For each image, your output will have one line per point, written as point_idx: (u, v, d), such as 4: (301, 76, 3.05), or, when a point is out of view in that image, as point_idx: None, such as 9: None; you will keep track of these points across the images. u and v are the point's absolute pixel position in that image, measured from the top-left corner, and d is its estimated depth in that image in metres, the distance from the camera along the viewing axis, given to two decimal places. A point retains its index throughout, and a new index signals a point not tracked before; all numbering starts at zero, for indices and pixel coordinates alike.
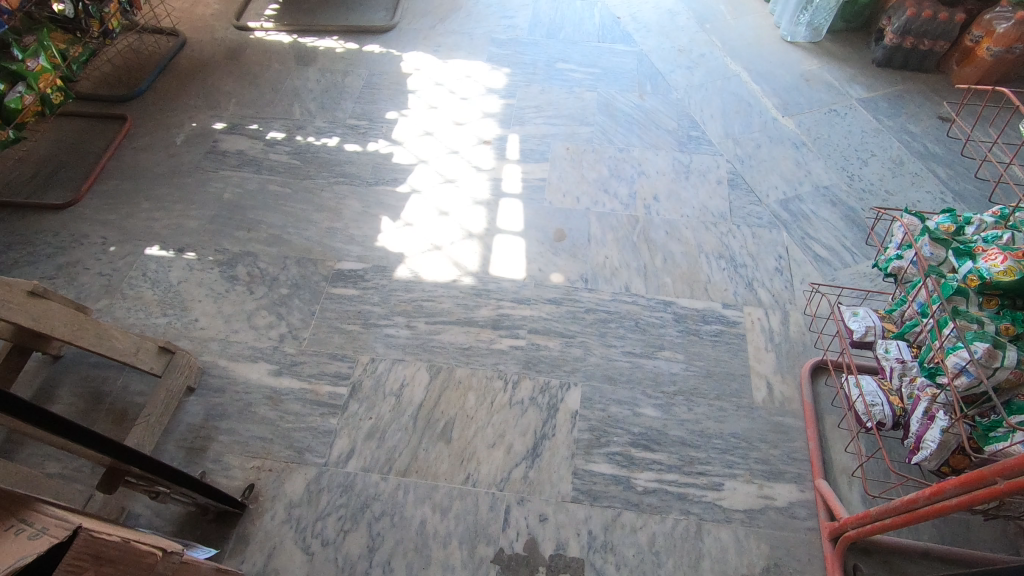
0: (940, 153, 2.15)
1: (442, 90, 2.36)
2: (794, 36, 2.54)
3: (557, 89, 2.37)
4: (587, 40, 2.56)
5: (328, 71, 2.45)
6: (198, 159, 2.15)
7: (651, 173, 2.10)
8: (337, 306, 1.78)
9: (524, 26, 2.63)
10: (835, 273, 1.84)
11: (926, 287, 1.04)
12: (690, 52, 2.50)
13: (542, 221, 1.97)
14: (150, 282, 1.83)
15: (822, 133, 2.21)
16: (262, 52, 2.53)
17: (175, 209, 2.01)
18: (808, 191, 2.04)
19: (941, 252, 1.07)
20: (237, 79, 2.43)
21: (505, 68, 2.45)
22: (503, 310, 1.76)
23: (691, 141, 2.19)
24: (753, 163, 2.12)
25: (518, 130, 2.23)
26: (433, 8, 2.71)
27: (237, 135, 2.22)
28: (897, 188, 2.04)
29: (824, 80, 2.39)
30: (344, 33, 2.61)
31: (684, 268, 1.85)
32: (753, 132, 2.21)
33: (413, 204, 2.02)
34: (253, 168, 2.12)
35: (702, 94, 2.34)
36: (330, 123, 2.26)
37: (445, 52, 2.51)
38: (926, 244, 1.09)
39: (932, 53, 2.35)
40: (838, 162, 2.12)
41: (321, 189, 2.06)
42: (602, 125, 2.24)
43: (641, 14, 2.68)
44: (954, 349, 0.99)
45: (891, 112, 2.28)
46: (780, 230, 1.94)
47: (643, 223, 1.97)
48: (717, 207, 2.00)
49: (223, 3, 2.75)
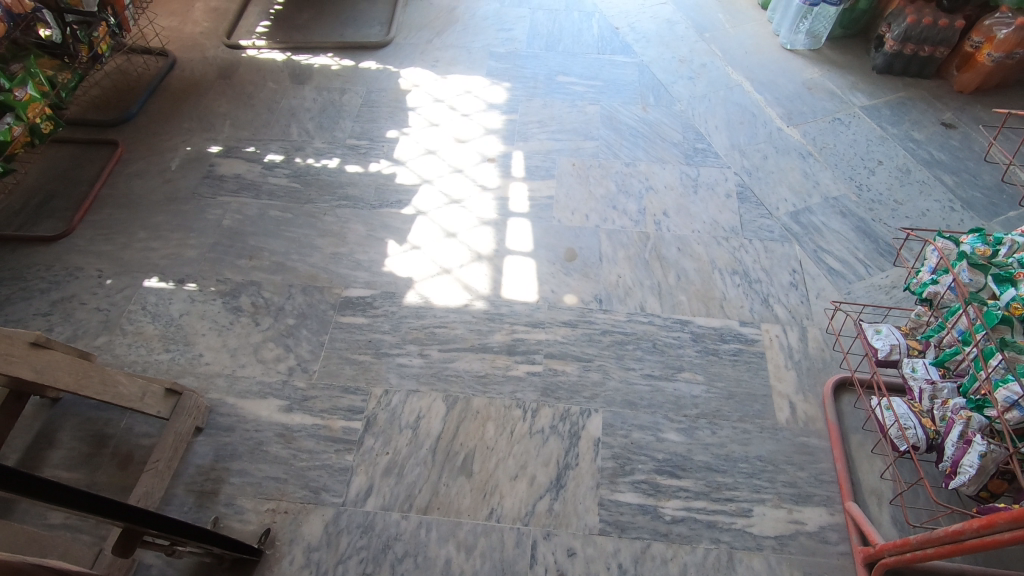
0: (946, 160, 2.14)
1: (443, 106, 2.32)
2: (793, 44, 2.53)
3: (559, 103, 2.34)
4: (586, 51, 2.53)
5: (325, 90, 2.39)
6: (195, 185, 2.09)
7: (660, 188, 2.07)
8: (347, 336, 1.73)
9: (522, 38, 2.59)
10: (850, 286, 1.83)
11: (967, 314, 1.04)
12: (691, 62, 2.48)
13: (552, 241, 1.93)
14: (150, 316, 1.77)
15: (828, 143, 2.20)
16: (255, 71, 2.47)
17: (173, 238, 1.95)
18: (818, 202, 2.02)
19: (981, 278, 1.10)
20: (231, 100, 2.36)
21: (505, 82, 2.41)
22: (518, 335, 1.72)
23: (697, 154, 2.17)
24: (761, 175, 2.10)
25: (522, 146, 2.19)
26: (428, 22, 2.67)
27: (234, 159, 2.16)
28: (905, 197, 2.04)
29: (826, 89, 2.38)
30: (339, 49, 2.55)
31: (698, 285, 1.83)
32: (759, 143, 2.20)
33: (419, 226, 1.97)
34: (252, 193, 2.06)
35: (706, 105, 2.32)
36: (329, 144, 2.21)
37: (443, 67, 2.47)
38: (965, 270, 1.12)
39: (931, 59, 2.35)
40: (845, 172, 2.11)
41: (323, 213, 2.01)
42: (607, 139, 2.22)
43: (639, 24, 2.65)
44: (1003, 381, 1.02)
45: (894, 119, 2.27)
46: (792, 244, 1.92)
47: (654, 239, 1.94)
48: (728, 221, 1.98)
49: (212, 20, 2.68)
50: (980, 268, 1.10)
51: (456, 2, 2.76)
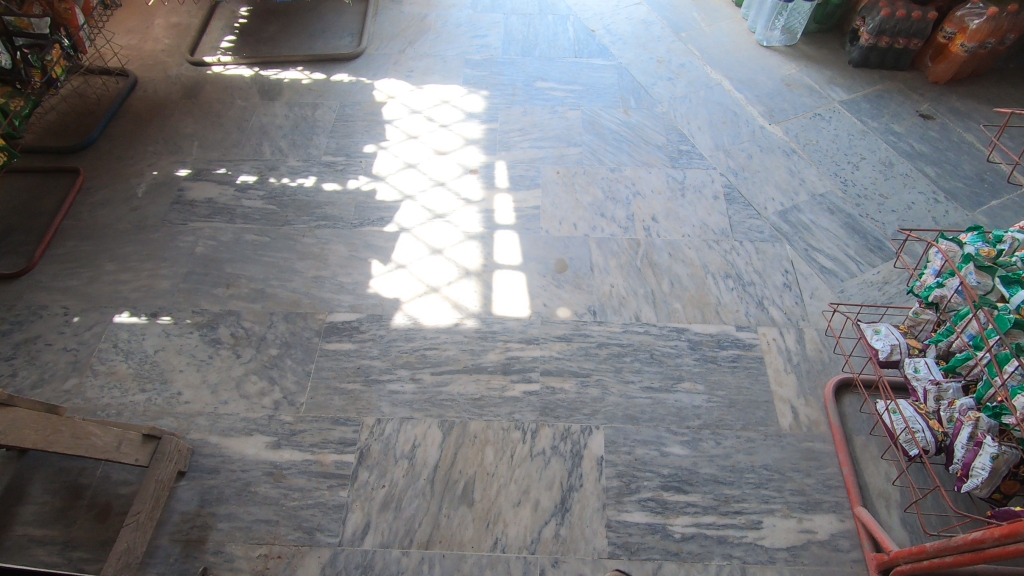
0: (927, 152, 2.15)
1: (420, 118, 2.25)
2: (769, 41, 2.53)
3: (539, 109, 2.29)
4: (563, 56, 2.49)
5: (296, 105, 2.31)
6: (164, 211, 1.99)
7: (647, 193, 2.03)
8: (334, 364, 1.65)
9: (497, 44, 2.54)
10: (843, 284, 1.81)
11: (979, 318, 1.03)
12: (669, 63, 2.46)
13: (542, 253, 1.88)
14: (123, 354, 1.67)
15: (810, 139, 2.19)
16: (222, 88, 2.37)
17: (143, 269, 1.85)
18: (805, 200, 2.01)
19: (988, 281, 1.09)
20: (198, 120, 2.26)
21: (483, 90, 2.35)
22: (512, 353, 1.67)
23: (682, 156, 2.14)
24: (748, 175, 2.08)
25: (504, 155, 2.14)
26: (400, 31, 2.60)
27: (204, 182, 2.07)
28: (890, 191, 2.03)
29: (805, 84, 2.38)
30: (309, 63, 2.47)
31: (692, 291, 1.80)
32: (742, 142, 2.18)
33: (404, 244, 1.90)
34: (226, 218, 1.97)
35: (687, 106, 2.30)
36: (304, 162, 2.13)
37: (418, 77, 2.41)
38: (971, 272, 1.10)
39: (906, 51, 2.36)
40: (830, 168, 2.10)
41: (302, 235, 1.93)
42: (590, 144, 2.18)
43: (614, 25, 2.62)
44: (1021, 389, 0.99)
45: (873, 112, 2.28)
46: (783, 243, 1.90)
47: (645, 246, 1.90)
48: (717, 224, 1.95)
49: (173, 37, 2.57)
50: (986, 271, 1.08)
51: (427, 10, 2.70)
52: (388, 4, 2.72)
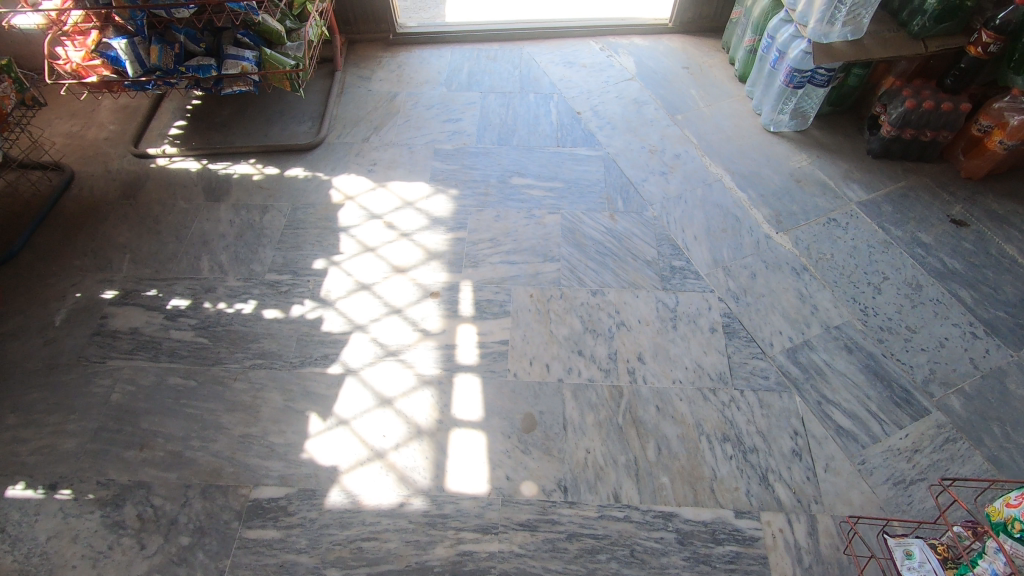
0: (962, 270, 1.85)
1: (378, 225, 2.00)
2: (777, 125, 2.24)
3: (514, 213, 2.02)
4: (544, 145, 2.23)
5: (244, 208, 2.07)
6: (81, 345, 1.75)
7: (632, 323, 1.76)
8: (253, 560, 1.39)
9: (471, 130, 2.29)
10: (863, 452, 1.52)
11: None
12: (663, 153, 2.19)
13: (507, 404, 1.61)
14: (9, 543, 1.42)
15: (824, 252, 1.91)
16: (165, 186, 2.14)
17: (49, 423, 1.61)
18: (817, 334, 1.72)
19: None
20: (133, 226, 2.03)
21: (452, 188, 2.10)
22: (465, 548, 1.39)
23: (674, 275, 1.86)
24: (750, 301, 1.80)
25: (471, 274, 1.88)
26: (366, 114, 2.35)
27: (131, 307, 1.83)
28: (919, 322, 1.74)
29: (817, 180, 2.09)
30: (263, 154, 2.23)
31: (683, 460, 1.52)
32: (744, 256, 1.90)
33: (348, 391, 1.64)
34: (149, 354, 1.73)
35: (682, 209, 2.02)
36: (244, 281, 1.88)
37: (381, 171, 2.16)
38: None
39: (934, 143, 2.06)
40: (847, 291, 1.81)
41: (234, 378, 1.68)
42: (570, 259, 1.91)
43: (602, 106, 2.35)
44: None
45: (897, 217, 1.99)
46: (792, 394, 1.62)
47: (628, 395, 1.63)
48: (714, 366, 1.67)
49: (119, 121, 2.35)
50: None
51: (398, 88, 2.45)
52: (356, 80, 2.49)
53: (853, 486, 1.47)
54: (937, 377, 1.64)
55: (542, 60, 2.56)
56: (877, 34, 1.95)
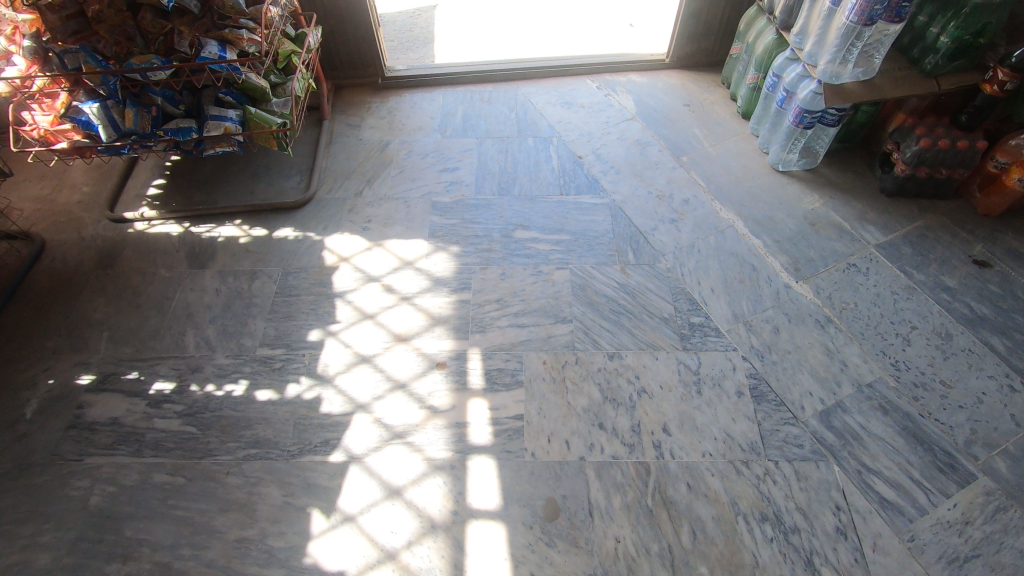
0: (992, 316, 1.77)
1: (375, 289, 1.88)
2: (787, 164, 2.17)
3: (520, 270, 1.92)
4: (546, 193, 2.13)
5: (231, 274, 1.94)
6: (56, 440, 1.60)
7: (654, 389, 1.65)
8: None
9: (469, 179, 2.18)
10: (911, 527, 1.42)
11: None
12: (671, 198, 2.10)
13: (527, 489, 1.49)
14: None
15: (847, 301, 1.82)
16: (144, 252, 2.00)
17: (20, 536, 1.45)
18: (849, 394, 1.63)
19: None
20: (111, 300, 1.88)
21: (452, 245, 1.99)
22: None
23: (694, 333, 1.76)
24: (776, 359, 1.70)
25: (479, 340, 1.76)
26: (357, 165, 2.24)
27: (110, 394, 1.68)
28: (953, 375, 1.65)
29: (832, 223, 2.01)
30: (249, 213, 2.10)
31: (721, 546, 1.40)
32: (765, 308, 1.81)
33: (353, 482, 1.51)
34: (131, 448, 1.58)
35: (696, 259, 1.93)
36: (234, 358, 1.74)
37: (377, 229, 2.04)
38: None
39: (949, 180, 2.00)
40: (875, 344, 1.72)
41: (226, 473, 1.53)
42: (583, 319, 1.80)
43: (604, 149, 2.27)
44: None
45: (918, 260, 1.91)
46: (829, 463, 1.52)
47: (656, 472, 1.51)
48: (745, 435, 1.57)
49: (93, 182, 2.20)
50: None
51: (389, 135, 2.35)
52: (345, 129, 2.38)
53: (905, 567, 1.36)
54: (979, 437, 1.55)
55: (538, 101, 2.47)
56: (889, 73, 1.88)
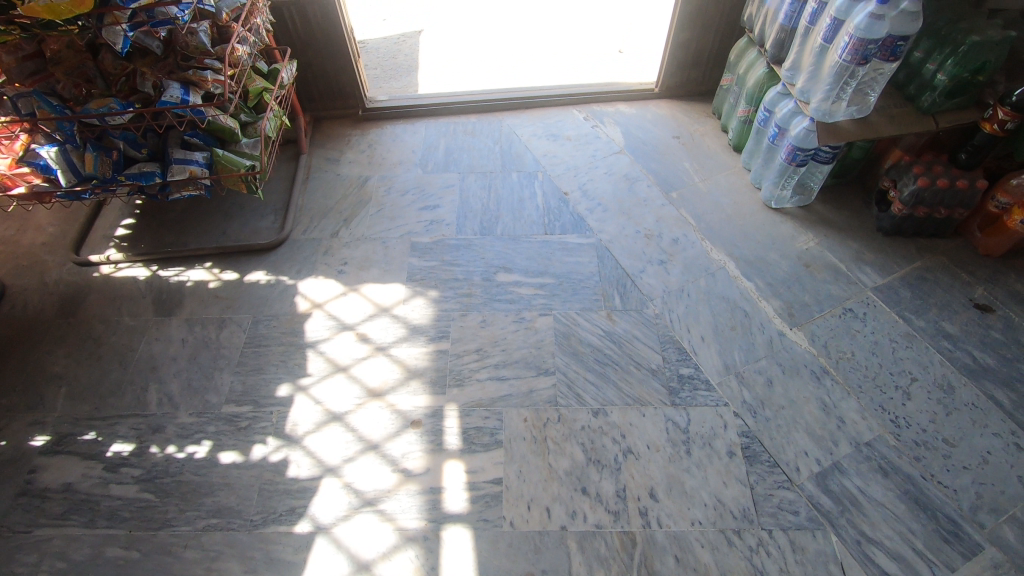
0: (996, 366, 1.69)
1: (349, 338, 1.79)
2: (780, 201, 2.09)
3: (501, 317, 1.83)
4: (530, 233, 2.04)
5: (199, 322, 1.85)
6: (5, 510, 1.50)
7: (641, 449, 1.56)
8: None
9: (450, 218, 2.10)
10: None
11: None
12: (660, 238, 2.02)
13: (504, 564, 1.39)
14: None
15: (844, 349, 1.74)
16: (109, 299, 1.91)
17: None
18: (847, 454, 1.54)
19: None
20: (72, 352, 1.79)
21: (431, 290, 1.90)
22: None
23: (683, 386, 1.67)
24: (769, 415, 1.61)
25: (456, 395, 1.67)
26: (334, 203, 2.15)
27: (65, 457, 1.58)
28: (957, 433, 1.57)
29: (827, 264, 1.93)
30: (220, 256, 2.01)
31: None
32: (757, 358, 1.72)
33: (319, 557, 1.41)
34: (84, 518, 1.48)
35: (685, 305, 1.85)
36: (197, 416, 1.65)
37: (353, 272, 1.95)
38: None
39: (949, 220, 1.92)
40: (874, 398, 1.64)
41: (183, 546, 1.43)
42: (566, 371, 1.71)
43: (591, 185, 2.19)
44: None
45: (917, 304, 1.83)
46: (826, 533, 1.42)
47: (643, 543, 1.42)
48: (736, 500, 1.47)
49: (58, 223, 2.11)
50: None
51: (369, 170, 2.27)
52: (323, 163, 2.30)
53: None
54: (985, 502, 1.46)
55: (523, 133, 2.39)
56: (884, 111, 1.81)
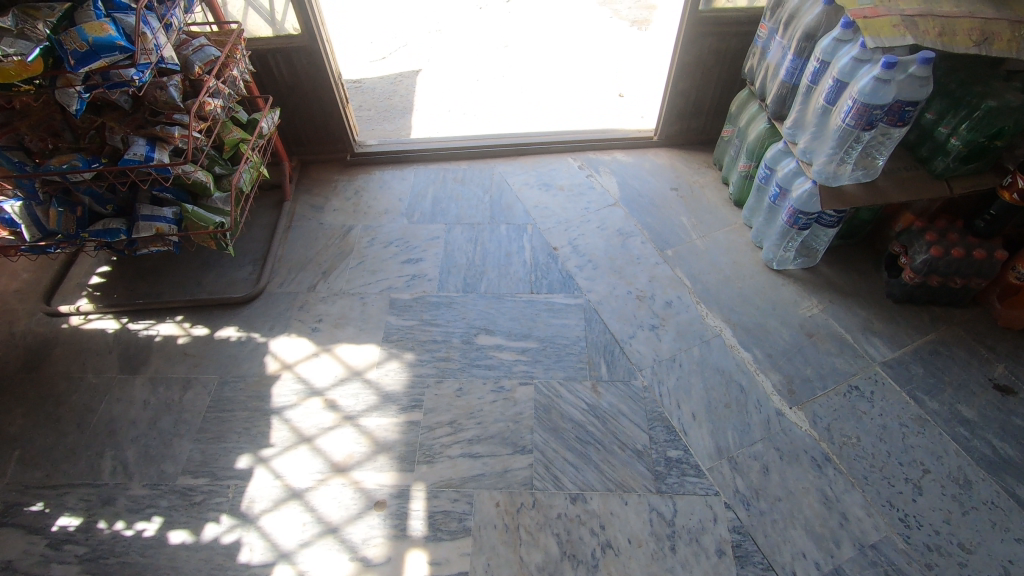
0: (1018, 458, 1.53)
1: (317, 405, 1.69)
2: (782, 262, 1.96)
3: (479, 385, 1.72)
4: (515, 292, 1.94)
5: (164, 382, 1.77)
6: None
7: (621, 543, 1.43)
8: None
9: (433, 273, 2.01)
10: None
11: None
12: (652, 300, 1.90)
13: None
14: None
15: (848, 433, 1.59)
16: (75, 353, 1.84)
17: None
18: (849, 558, 1.39)
19: None
20: (29, 411, 1.71)
21: (406, 353, 1.80)
22: None
23: (670, 471, 1.54)
24: (764, 508, 1.47)
25: (425, 474, 1.55)
26: (315, 255, 2.08)
27: (8, 531, 1.49)
28: (974, 537, 1.41)
29: (831, 334, 1.80)
30: (192, 309, 1.94)
31: None
32: (753, 441, 1.59)
33: None
34: None
35: (676, 376, 1.72)
36: (151, 489, 1.55)
37: (327, 330, 1.86)
38: None
39: (965, 289, 1.78)
40: (881, 492, 1.49)
41: None
42: (544, 449, 1.59)
43: (582, 240, 2.08)
44: None
45: (930, 383, 1.68)
46: None
47: None
48: None
49: (34, 269, 2.06)
50: None
51: (352, 219, 2.19)
52: (307, 211, 2.23)
53: None
54: None
55: (514, 181, 2.31)
56: (893, 174, 1.69)
